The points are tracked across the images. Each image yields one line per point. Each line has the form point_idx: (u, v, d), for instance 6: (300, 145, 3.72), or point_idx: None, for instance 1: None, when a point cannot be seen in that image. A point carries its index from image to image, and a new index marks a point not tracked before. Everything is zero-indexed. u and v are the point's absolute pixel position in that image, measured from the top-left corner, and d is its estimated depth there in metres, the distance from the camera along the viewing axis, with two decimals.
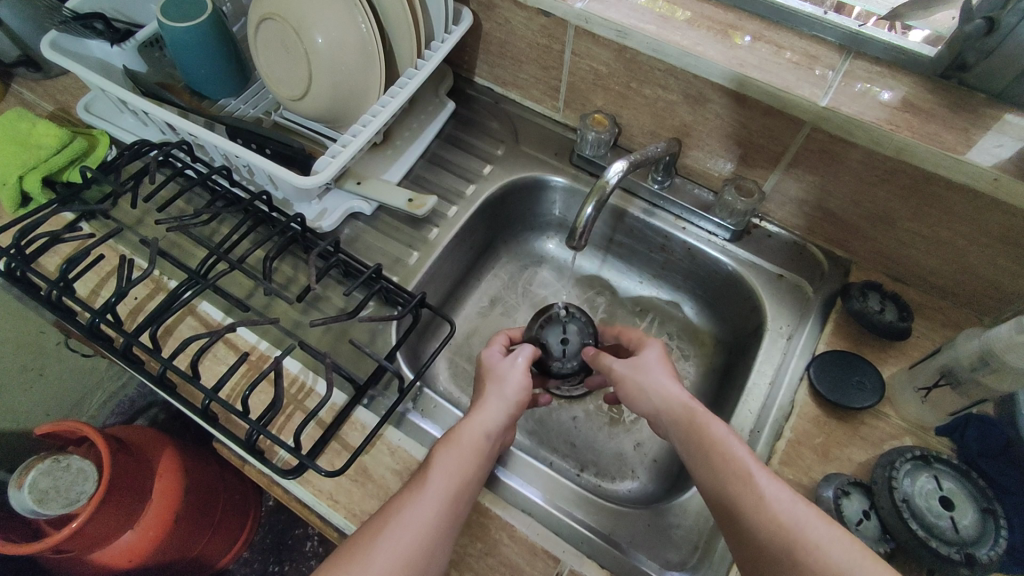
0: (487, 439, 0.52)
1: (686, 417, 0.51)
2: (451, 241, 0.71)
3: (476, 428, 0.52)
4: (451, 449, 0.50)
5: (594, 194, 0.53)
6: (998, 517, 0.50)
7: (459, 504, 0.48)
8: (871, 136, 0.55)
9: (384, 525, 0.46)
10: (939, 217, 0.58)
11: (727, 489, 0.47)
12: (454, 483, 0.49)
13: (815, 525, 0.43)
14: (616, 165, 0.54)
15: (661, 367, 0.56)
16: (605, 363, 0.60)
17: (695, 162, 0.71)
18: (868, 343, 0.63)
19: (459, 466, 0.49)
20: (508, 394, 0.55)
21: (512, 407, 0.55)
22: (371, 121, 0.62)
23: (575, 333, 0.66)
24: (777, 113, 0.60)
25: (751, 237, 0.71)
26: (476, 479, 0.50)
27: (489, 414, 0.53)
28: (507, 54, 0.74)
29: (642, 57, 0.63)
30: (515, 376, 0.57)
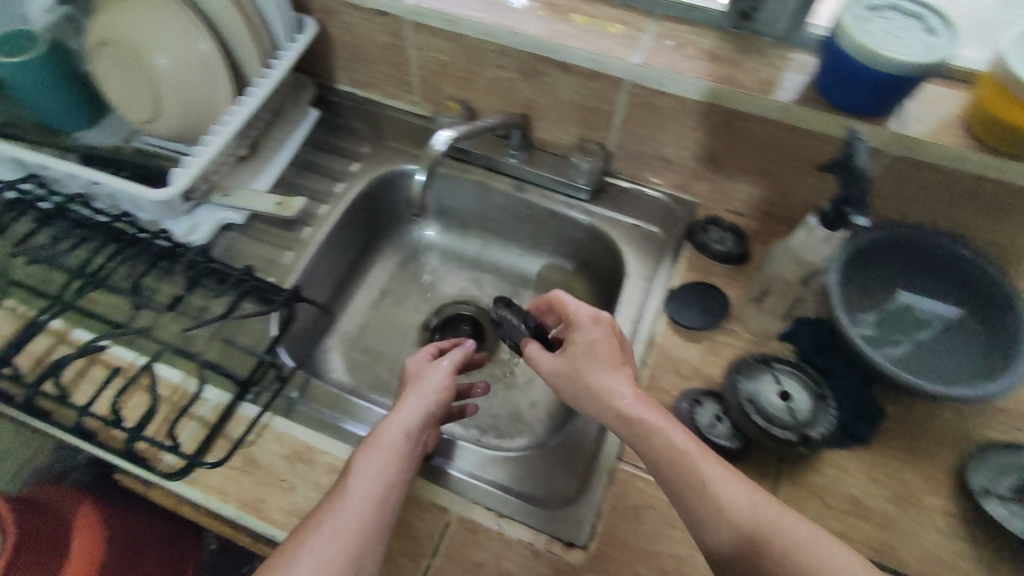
0: (406, 438, 0.54)
1: (609, 403, 0.50)
2: (324, 239, 0.73)
3: (393, 427, 0.54)
4: (371, 453, 0.52)
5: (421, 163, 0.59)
6: (826, 398, 0.57)
7: (383, 510, 0.50)
8: (681, 85, 0.63)
9: (307, 536, 0.47)
10: (752, 148, 0.66)
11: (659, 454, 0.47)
12: (376, 489, 0.50)
13: (768, 514, 0.44)
14: (440, 133, 0.61)
15: (603, 354, 0.53)
16: (533, 354, 0.57)
17: (546, 135, 0.76)
18: (715, 271, 0.69)
19: (379, 471, 0.51)
20: (426, 394, 0.58)
21: (430, 405, 0.58)
22: (221, 130, 0.64)
23: (517, 322, 0.64)
24: (599, 76, 0.66)
25: (607, 195, 0.76)
26: (399, 483, 0.52)
27: (407, 414, 0.56)
28: (358, 57, 0.78)
29: (474, 42, 0.68)
30: (433, 379, 0.60)
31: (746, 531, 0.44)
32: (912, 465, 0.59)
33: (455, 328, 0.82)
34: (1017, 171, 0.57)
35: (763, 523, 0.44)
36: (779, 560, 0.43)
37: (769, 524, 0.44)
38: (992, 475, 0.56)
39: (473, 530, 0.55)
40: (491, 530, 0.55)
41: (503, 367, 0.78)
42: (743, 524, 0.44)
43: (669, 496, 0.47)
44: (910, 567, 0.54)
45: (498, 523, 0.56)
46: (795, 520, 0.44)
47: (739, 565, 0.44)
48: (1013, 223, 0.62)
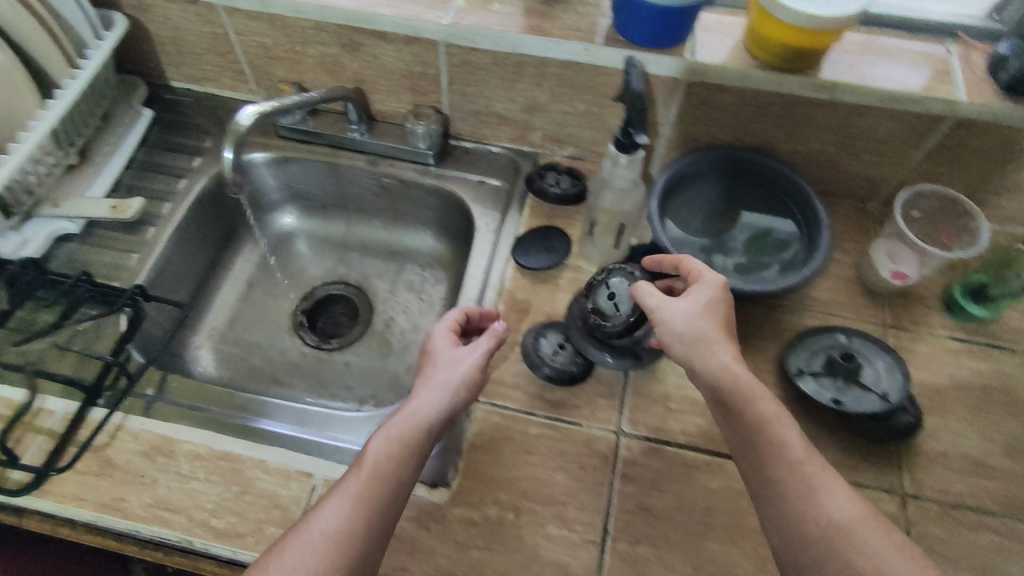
0: (422, 435, 0.52)
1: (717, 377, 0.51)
2: (172, 236, 0.72)
3: (407, 420, 0.53)
4: (392, 447, 0.51)
5: (228, 138, 0.54)
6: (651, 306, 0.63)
7: (389, 508, 0.49)
8: (490, 39, 0.66)
9: (307, 524, 0.47)
10: (570, 92, 0.69)
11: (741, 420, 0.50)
12: (383, 485, 0.49)
13: (834, 502, 0.45)
14: (246, 109, 0.55)
15: (702, 318, 0.53)
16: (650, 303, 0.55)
17: (385, 107, 0.78)
18: (556, 213, 0.73)
19: (392, 468, 0.50)
20: (443, 382, 0.56)
21: (449, 396, 0.55)
22: (29, 136, 0.62)
23: (621, 285, 0.60)
24: (415, 40, 0.68)
25: (452, 157, 0.79)
26: (410, 481, 0.51)
27: (424, 407, 0.54)
28: (182, 50, 0.76)
29: (289, 21, 0.69)
30: (459, 366, 0.57)
31: (801, 505, 0.46)
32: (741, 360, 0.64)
33: (329, 308, 0.84)
34: (796, 81, 0.63)
35: (816, 500, 0.46)
36: (828, 533, 0.44)
37: (820, 502, 0.46)
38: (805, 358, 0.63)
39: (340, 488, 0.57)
40: None
41: (379, 337, 0.80)
42: (802, 497, 0.46)
43: (738, 446, 0.50)
44: None
45: None
46: (845, 498, 0.46)
47: (780, 528, 0.46)
48: (805, 131, 0.68)
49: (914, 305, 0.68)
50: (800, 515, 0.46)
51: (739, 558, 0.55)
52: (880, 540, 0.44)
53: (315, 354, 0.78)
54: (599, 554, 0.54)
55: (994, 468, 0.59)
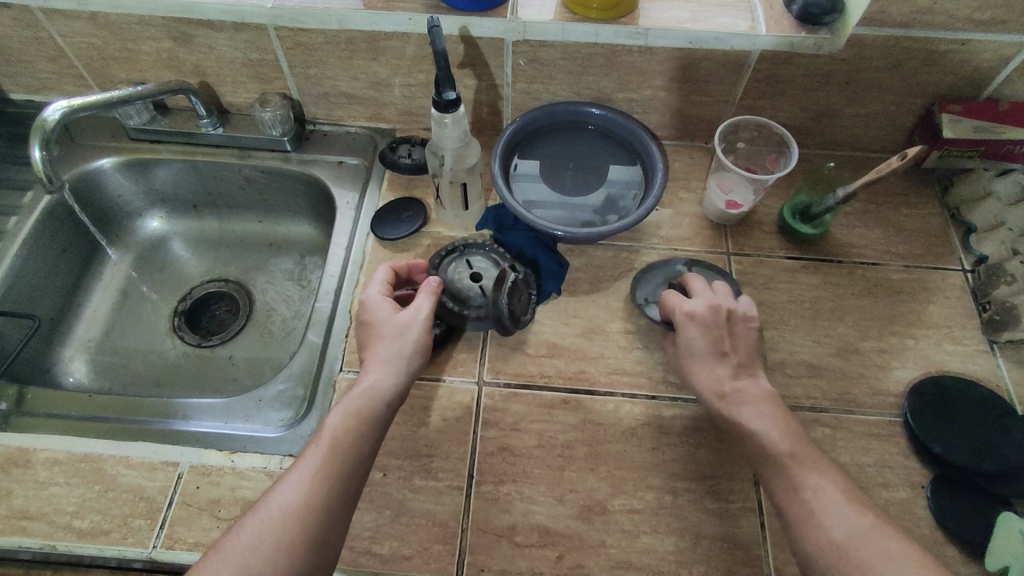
0: (379, 405, 0.53)
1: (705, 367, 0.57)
2: (22, 251, 0.71)
3: (366, 393, 0.53)
4: (349, 420, 0.52)
5: (35, 134, 0.55)
6: (510, 278, 0.62)
7: (350, 482, 0.49)
8: (314, 17, 0.66)
9: (265, 503, 0.47)
10: (406, 63, 0.71)
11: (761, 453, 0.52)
12: (342, 459, 0.50)
13: (837, 520, 0.47)
14: (52, 102, 0.56)
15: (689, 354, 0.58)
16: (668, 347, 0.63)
17: (235, 98, 0.78)
18: (414, 184, 0.74)
19: (347, 440, 0.51)
20: (397, 348, 0.56)
21: (406, 361, 0.55)
22: None
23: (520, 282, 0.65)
24: (243, 26, 0.68)
25: (311, 141, 0.79)
26: (369, 455, 0.52)
27: (382, 375, 0.54)
28: (13, 60, 0.75)
29: (113, 18, 0.68)
30: (406, 333, 0.56)
31: (806, 530, 0.47)
32: (594, 300, 0.67)
33: (211, 306, 0.83)
34: (610, 30, 0.66)
35: (817, 519, 0.47)
36: (840, 558, 0.45)
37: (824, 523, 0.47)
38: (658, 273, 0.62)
39: (207, 471, 0.57)
40: (225, 469, 0.57)
41: (261, 328, 0.80)
42: (809, 519, 0.48)
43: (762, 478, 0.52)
44: (603, 381, 0.62)
45: (232, 460, 0.58)
46: (840, 516, 0.47)
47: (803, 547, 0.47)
48: (634, 79, 0.71)
49: (752, 231, 0.72)
50: (804, 539, 0.47)
51: (597, 484, 0.57)
52: (887, 561, 0.44)
53: (200, 352, 0.78)
54: (464, 499, 0.56)
55: (824, 369, 0.64)
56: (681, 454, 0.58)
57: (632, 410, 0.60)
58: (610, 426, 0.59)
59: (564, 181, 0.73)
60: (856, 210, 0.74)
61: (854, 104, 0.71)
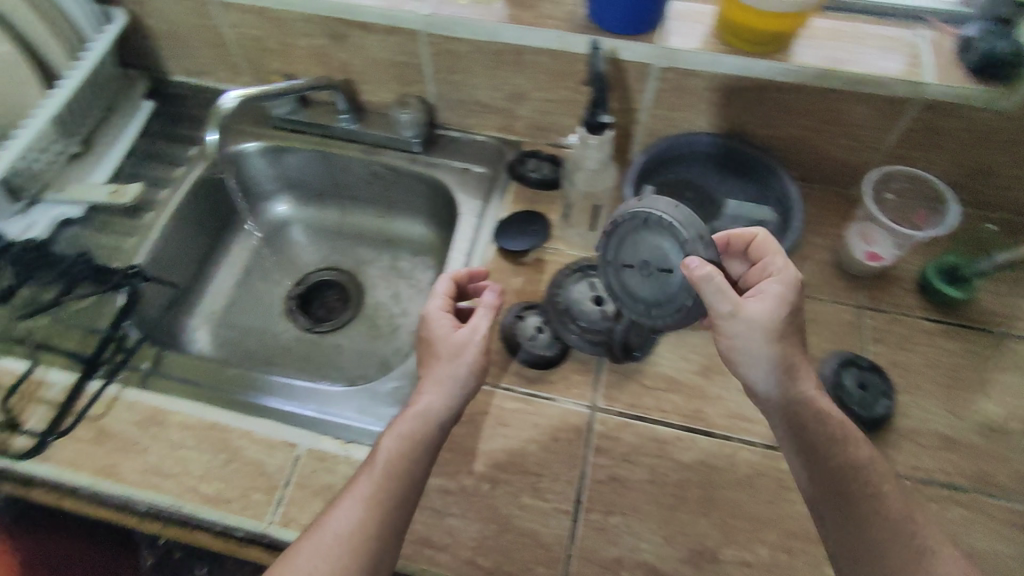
0: (429, 429, 0.53)
1: (784, 361, 0.52)
2: (168, 222, 0.75)
3: (417, 418, 0.53)
4: (399, 444, 0.52)
5: (211, 120, 0.57)
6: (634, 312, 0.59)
7: (402, 505, 0.50)
8: (468, 27, 0.68)
9: (320, 527, 0.48)
10: (547, 79, 0.71)
11: (834, 475, 0.49)
12: (395, 482, 0.50)
13: None
14: (228, 92, 0.58)
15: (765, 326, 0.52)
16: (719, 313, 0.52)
17: (373, 96, 0.80)
18: (538, 198, 0.75)
19: (397, 464, 0.51)
20: (452, 372, 0.55)
21: (458, 387, 0.55)
22: (32, 123, 0.65)
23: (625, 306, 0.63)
24: (397, 31, 0.70)
25: (439, 145, 0.81)
26: (422, 477, 0.52)
27: (431, 403, 0.54)
28: (181, 45, 0.80)
29: (278, 13, 0.72)
30: (464, 353, 0.57)
31: None
32: None
33: (323, 293, 0.86)
34: (764, 65, 0.64)
35: None
36: None
37: None
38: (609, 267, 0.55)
39: (324, 457, 0.59)
40: (340, 457, 0.59)
41: (369, 321, 0.82)
42: (913, 562, 0.45)
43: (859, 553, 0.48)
44: (720, 423, 0.60)
45: (346, 450, 0.59)
46: None
47: None
48: (778, 115, 0.69)
49: (888, 285, 0.68)
50: None
51: (708, 529, 0.55)
52: None
53: (310, 337, 0.81)
54: (571, 523, 0.55)
55: (960, 443, 0.60)
56: (800, 512, 0.56)
57: (749, 457, 0.58)
58: (725, 471, 0.58)
59: (682, 212, 0.72)
60: (1007, 276, 0.69)
61: (1018, 164, 0.67)
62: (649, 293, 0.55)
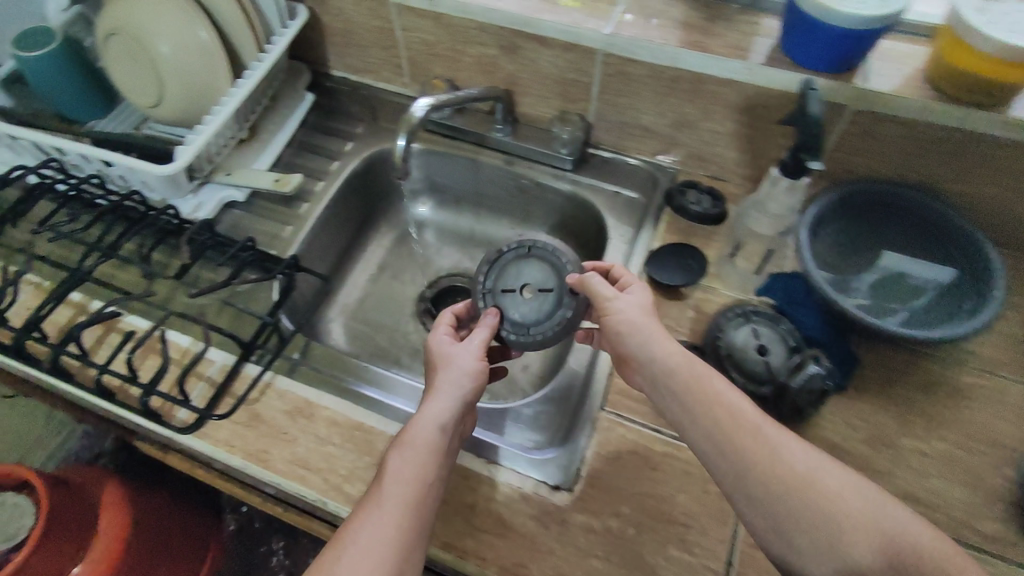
0: (440, 432, 0.53)
1: (683, 361, 0.50)
2: (323, 214, 0.77)
3: (423, 423, 0.53)
4: (405, 452, 0.52)
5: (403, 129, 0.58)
6: (809, 370, 0.55)
7: (420, 508, 0.49)
8: (651, 51, 0.66)
9: (347, 541, 0.47)
10: (723, 111, 0.68)
11: (772, 476, 0.44)
12: (412, 487, 0.50)
13: None
14: (420, 100, 0.58)
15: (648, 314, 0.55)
16: (599, 291, 0.57)
17: (530, 109, 0.79)
18: (694, 232, 0.72)
19: (416, 470, 0.51)
20: (459, 380, 0.56)
21: (462, 391, 0.55)
22: (221, 110, 0.68)
23: (777, 343, 0.60)
24: (573, 48, 0.69)
25: (590, 165, 0.80)
26: (435, 479, 0.52)
27: (437, 409, 0.54)
28: (351, 42, 0.82)
29: (456, 21, 0.72)
30: (464, 362, 0.58)
31: None
32: (886, 406, 0.60)
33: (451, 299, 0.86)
34: (979, 117, 0.58)
35: None
36: None
37: None
38: (488, 294, 0.65)
39: (468, 475, 0.59)
40: (484, 476, 0.58)
41: None
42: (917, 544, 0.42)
43: None
44: None
45: (489, 471, 0.59)
46: None
47: None
48: (980, 172, 0.63)
49: None
50: None
51: None
52: None
53: None
54: None
55: None
56: None
57: None
58: None
59: (830, 256, 0.69)
60: None
61: None
62: (530, 314, 0.63)
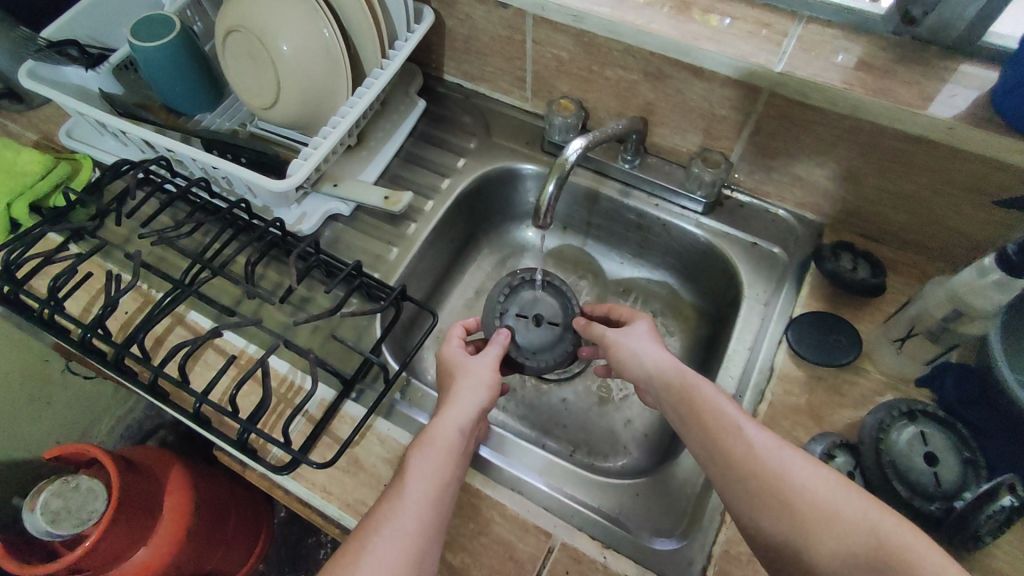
0: (460, 436, 0.52)
1: (676, 378, 0.52)
2: (429, 235, 0.72)
3: (445, 424, 0.52)
4: (424, 451, 0.50)
5: (554, 172, 0.56)
6: (1003, 501, 0.47)
7: (439, 508, 0.48)
8: (828, 97, 0.56)
9: (369, 539, 0.45)
10: (904, 171, 0.59)
11: (766, 502, 0.43)
12: (433, 486, 0.48)
13: None
14: (573, 143, 0.57)
15: (651, 339, 0.57)
16: (597, 331, 0.60)
17: (663, 140, 0.72)
18: (843, 301, 0.64)
19: (436, 469, 0.49)
20: (476, 388, 0.55)
21: (481, 398, 0.55)
22: (341, 122, 0.64)
23: (948, 453, 0.52)
24: (734, 83, 0.61)
25: (724, 209, 0.72)
26: (455, 482, 0.50)
27: (458, 413, 0.53)
28: (472, 49, 0.75)
29: (599, 40, 0.64)
30: (481, 371, 0.57)
31: None
32: None
33: None
34: None
35: None
36: None
37: None
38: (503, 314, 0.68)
39: (579, 558, 0.53)
40: (596, 563, 0.53)
41: (598, 381, 0.76)
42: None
43: None
44: None
45: (604, 556, 0.54)
46: None
47: None
48: None
49: None
50: None
51: None
52: None
53: (534, 383, 0.76)
54: None
55: None
56: None
57: None
58: None
59: None
60: None
61: None
62: (535, 342, 0.67)
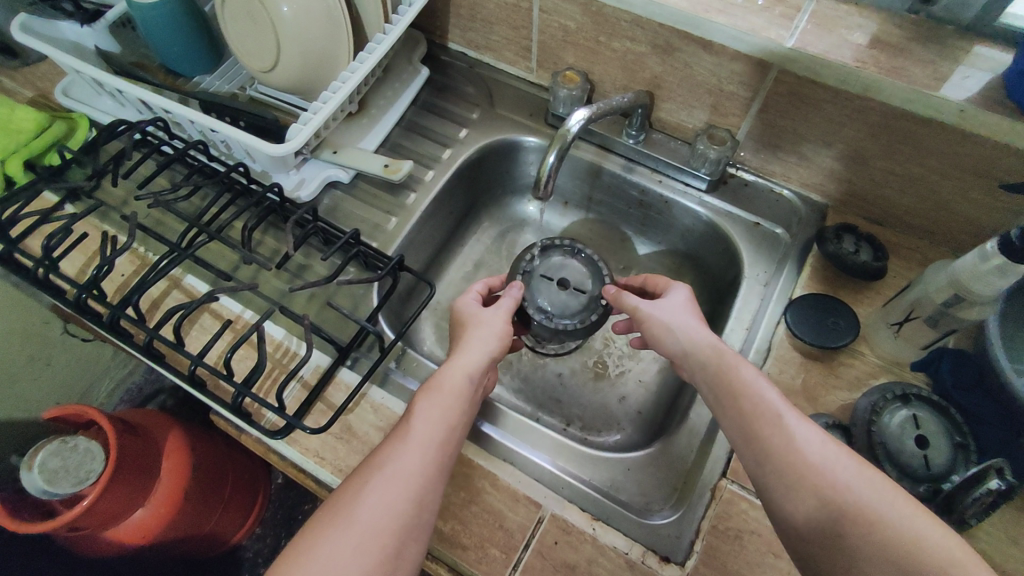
0: (469, 382, 0.52)
1: (713, 358, 0.52)
2: (429, 206, 0.72)
3: (454, 371, 0.52)
4: (433, 395, 0.50)
5: (555, 143, 0.55)
6: (990, 484, 0.46)
7: (445, 450, 0.49)
8: (838, 74, 0.55)
9: (372, 477, 0.46)
10: (911, 154, 0.58)
11: (773, 461, 0.45)
12: (439, 429, 0.49)
13: None
14: (576, 114, 0.56)
15: (686, 310, 0.57)
16: (627, 301, 0.60)
17: (669, 115, 0.71)
18: (842, 284, 0.64)
19: (442, 413, 0.50)
20: (487, 338, 0.55)
21: (491, 348, 0.55)
22: (341, 87, 0.62)
23: (939, 436, 0.52)
24: (744, 58, 0.59)
25: (727, 187, 0.72)
26: (462, 428, 0.51)
27: (468, 359, 0.53)
28: (477, 17, 0.74)
29: (607, 10, 0.63)
30: (492, 323, 0.57)
31: None
32: None
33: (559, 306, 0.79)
34: None
35: None
36: None
37: None
38: (527, 275, 0.68)
39: (568, 529, 0.54)
40: (585, 534, 0.53)
41: (595, 357, 0.76)
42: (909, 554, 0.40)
43: None
44: None
45: (593, 528, 0.54)
46: None
47: None
48: None
49: None
50: None
51: None
52: None
53: (531, 357, 0.76)
54: None
55: None
56: None
57: None
58: None
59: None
60: None
61: None
62: (562, 307, 0.67)
